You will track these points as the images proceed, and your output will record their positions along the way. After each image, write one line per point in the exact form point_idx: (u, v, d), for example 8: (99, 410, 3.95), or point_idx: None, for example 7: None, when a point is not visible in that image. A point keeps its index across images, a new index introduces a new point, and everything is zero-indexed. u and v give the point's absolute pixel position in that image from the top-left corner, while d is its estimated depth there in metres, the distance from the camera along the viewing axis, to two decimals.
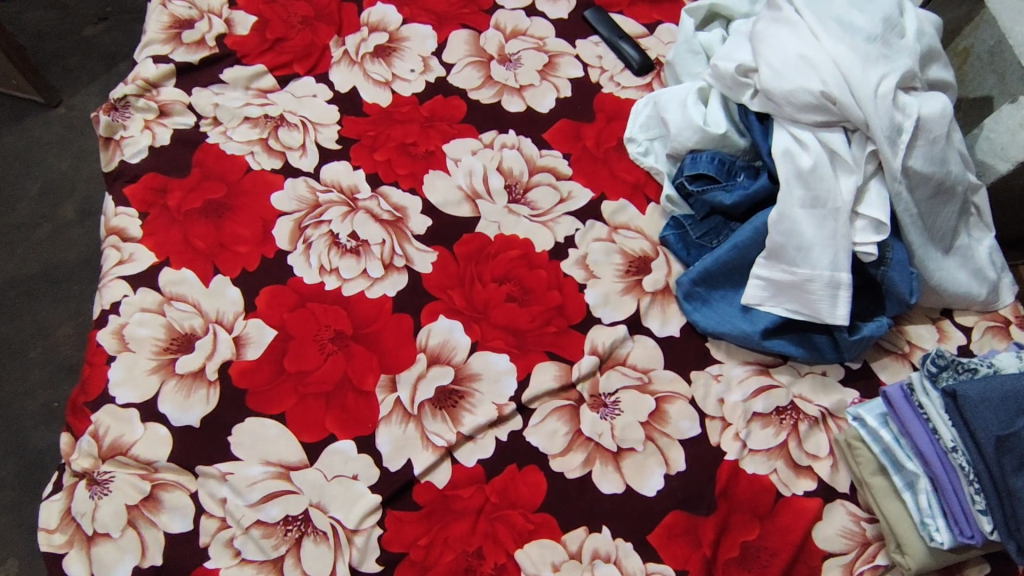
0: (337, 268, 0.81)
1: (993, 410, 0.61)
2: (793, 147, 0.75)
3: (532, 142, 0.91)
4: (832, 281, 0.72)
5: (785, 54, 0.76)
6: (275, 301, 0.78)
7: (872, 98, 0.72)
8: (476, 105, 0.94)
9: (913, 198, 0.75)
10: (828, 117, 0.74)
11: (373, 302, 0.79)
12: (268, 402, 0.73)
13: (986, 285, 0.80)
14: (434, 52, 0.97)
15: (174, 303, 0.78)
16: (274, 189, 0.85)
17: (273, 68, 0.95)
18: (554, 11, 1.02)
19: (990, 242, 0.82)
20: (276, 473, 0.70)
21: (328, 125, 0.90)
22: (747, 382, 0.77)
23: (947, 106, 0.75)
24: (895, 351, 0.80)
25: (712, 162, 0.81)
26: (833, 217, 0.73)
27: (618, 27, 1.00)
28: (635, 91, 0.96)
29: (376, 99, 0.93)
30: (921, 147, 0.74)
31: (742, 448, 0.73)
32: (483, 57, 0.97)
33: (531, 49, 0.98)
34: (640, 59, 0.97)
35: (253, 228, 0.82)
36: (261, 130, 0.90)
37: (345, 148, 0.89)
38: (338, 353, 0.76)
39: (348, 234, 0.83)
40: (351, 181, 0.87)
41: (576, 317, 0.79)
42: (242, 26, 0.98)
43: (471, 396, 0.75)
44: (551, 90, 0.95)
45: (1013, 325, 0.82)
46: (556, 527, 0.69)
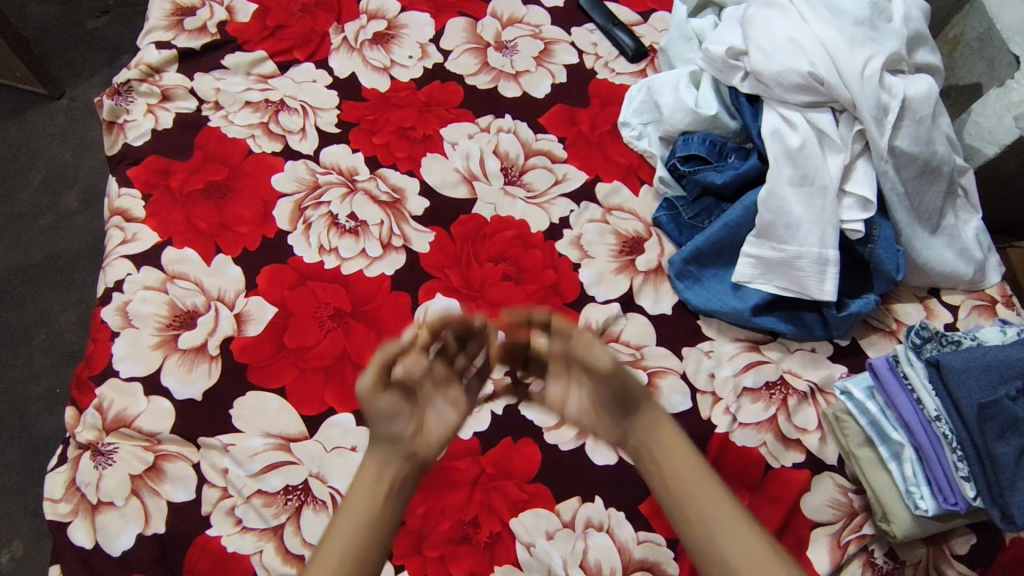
0: (336, 247, 0.82)
1: (975, 378, 0.63)
2: (782, 128, 0.76)
3: (527, 127, 0.93)
4: (821, 258, 0.73)
5: (774, 37, 0.78)
6: (276, 279, 0.80)
7: (858, 79, 0.73)
8: (473, 91, 0.95)
9: (900, 178, 0.77)
10: (816, 97, 0.76)
11: (372, 280, 0.81)
12: (269, 376, 0.74)
13: (972, 265, 0.82)
14: (432, 39, 0.99)
15: (177, 281, 0.79)
16: (275, 171, 0.87)
17: (274, 54, 0.96)
18: None
19: (976, 224, 0.84)
20: (275, 445, 0.71)
21: (328, 109, 0.92)
22: (738, 358, 0.78)
23: (932, 88, 0.77)
24: (883, 329, 0.81)
25: (703, 143, 0.82)
26: (821, 194, 0.74)
27: (613, 15, 1.02)
28: (630, 78, 0.98)
29: (375, 85, 0.95)
30: (906, 127, 0.75)
31: (732, 422, 0.75)
32: (480, 44, 0.99)
33: (527, 36, 1.00)
34: (634, 46, 0.99)
35: (254, 209, 0.84)
36: (262, 114, 0.91)
37: (345, 132, 0.91)
38: (337, 329, 0.77)
39: (347, 215, 0.84)
40: (350, 163, 0.88)
41: (570, 296, 0.81)
42: (243, 14, 1.00)
43: None
44: (547, 76, 0.97)
45: (999, 304, 0.83)
46: (550, 497, 0.70)
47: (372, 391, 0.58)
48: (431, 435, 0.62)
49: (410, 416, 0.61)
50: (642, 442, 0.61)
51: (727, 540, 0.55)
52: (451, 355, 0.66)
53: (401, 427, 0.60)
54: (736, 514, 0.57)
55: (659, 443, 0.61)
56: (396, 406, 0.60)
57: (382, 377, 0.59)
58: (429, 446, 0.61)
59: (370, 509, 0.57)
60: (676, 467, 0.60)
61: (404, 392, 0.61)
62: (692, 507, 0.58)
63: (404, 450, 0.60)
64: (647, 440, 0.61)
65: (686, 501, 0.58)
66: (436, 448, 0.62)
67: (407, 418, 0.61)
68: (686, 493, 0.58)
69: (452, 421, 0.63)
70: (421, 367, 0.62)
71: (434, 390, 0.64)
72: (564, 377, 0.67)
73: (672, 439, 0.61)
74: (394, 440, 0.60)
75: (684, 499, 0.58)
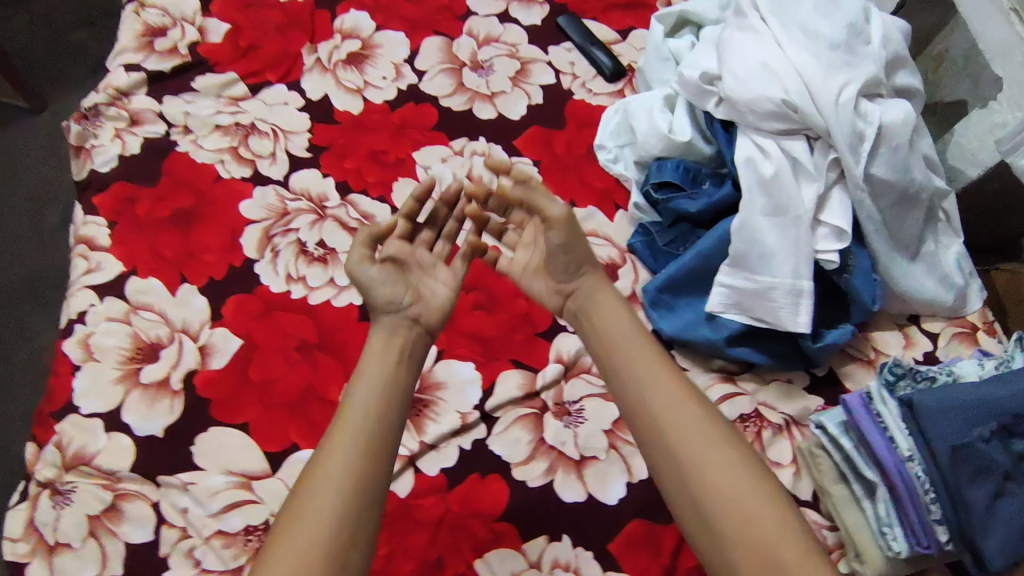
0: (304, 276, 0.81)
1: (950, 419, 0.62)
2: (755, 156, 0.74)
3: (502, 150, 0.91)
4: (794, 289, 0.72)
5: (747, 63, 0.75)
6: (242, 310, 0.79)
7: (833, 106, 0.71)
8: (447, 112, 0.94)
9: (877, 206, 0.75)
10: (789, 124, 0.73)
11: (340, 310, 0.79)
12: (232, 411, 0.73)
13: (953, 291, 0.81)
14: (407, 59, 0.98)
15: (141, 312, 0.78)
16: (243, 197, 0.85)
17: (245, 76, 0.95)
18: (527, 17, 1.02)
19: (957, 248, 0.83)
20: (237, 483, 0.70)
21: (299, 133, 0.91)
22: (712, 390, 0.77)
23: (910, 114, 0.74)
24: (860, 358, 0.80)
25: (677, 169, 0.81)
26: (795, 225, 0.72)
27: (591, 34, 1.00)
28: (607, 98, 0.96)
29: (347, 106, 0.93)
30: (884, 154, 0.73)
31: None
32: (455, 64, 0.98)
33: (504, 55, 0.99)
34: (612, 65, 0.97)
35: (221, 237, 0.83)
36: (231, 138, 0.90)
37: (315, 156, 0.89)
38: (303, 362, 0.76)
39: (316, 242, 0.83)
40: (320, 189, 0.87)
41: (542, 326, 0.80)
42: (216, 35, 0.99)
43: (435, 404, 0.75)
44: (522, 97, 0.95)
45: (981, 332, 0.82)
46: (516, 536, 0.69)
47: (363, 266, 0.70)
48: (431, 306, 0.72)
49: (403, 287, 0.71)
50: (581, 306, 0.73)
51: (651, 383, 0.66)
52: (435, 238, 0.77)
53: (397, 295, 0.71)
54: (662, 364, 0.67)
55: (597, 307, 0.72)
56: (387, 276, 0.71)
57: (370, 254, 0.72)
58: (430, 311, 0.72)
59: (386, 362, 0.66)
60: (610, 325, 0.71)
61: (396, 266, 0.72)
62: (618, 356, 0.69)
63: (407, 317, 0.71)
64: (588, 309, 0.73)
65: (615, 351, 0.69)
66: (438, 315, 0.73)
67: (403, 291, 0.71)
68: (615, 351, 0.69)
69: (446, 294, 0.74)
70: (404, 247, 0.73)
71: (424, 271, 0.74)
72: (530, 242, 0.77)
73: (608, 301, 0.72)
74: (393, 305, 0.70)
75: (617, 351, 0.69)
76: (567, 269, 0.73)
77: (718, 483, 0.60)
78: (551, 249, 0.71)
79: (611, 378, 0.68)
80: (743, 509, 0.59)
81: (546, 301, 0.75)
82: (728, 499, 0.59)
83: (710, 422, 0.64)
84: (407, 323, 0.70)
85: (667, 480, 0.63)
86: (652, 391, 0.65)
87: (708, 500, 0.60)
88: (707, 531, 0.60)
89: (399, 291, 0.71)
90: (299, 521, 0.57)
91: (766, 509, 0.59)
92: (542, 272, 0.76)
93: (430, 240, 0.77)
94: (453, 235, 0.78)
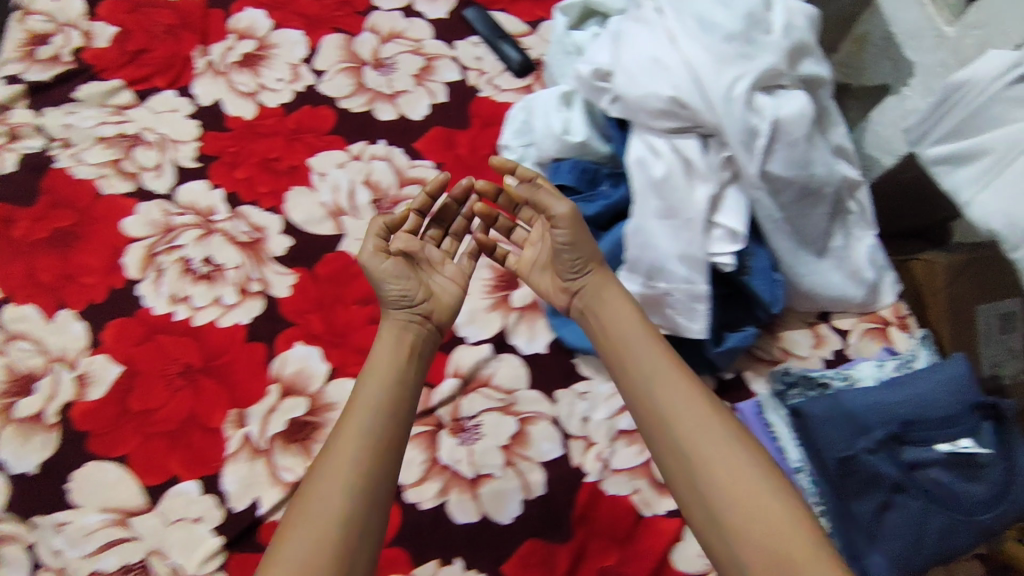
0: (189, 295, 0.78)
1: (838, 428, 0.60)
2: (647, 156, 0.71)
3: (402, 152, 0.87)
4: (690, 294, 0.69)
5: (638, 57, 0.71)
6: (122, 335, 0.76)
7: (722, 103, 0.67)
8: (346, 115, 0.90)
9: (776, 204, 0.71)
10: (680, 122, 0.70)
11: (225, 331, 0.76)
12: (110, 444, 0.71)
13: (863, 287, 0.78)
14: (304, 59, 0.93)
15: (17, 342, 0.75)
16: (126, 214, 0.82)
17: (132, 83, 0.91)
18: (431, 11, 0.98)
19: (870, 242, 0.79)
20: (114, 520, 0.67)
21: (187, 142, 0.87)
22: (614, 399, 0.76)
23: (807, 107, 0.70)
24: (768, 360, 0.78)
25: (572, 171, 0.77)
26: (688, 227, 0.69)
27: (498, 26, 0.96)
28: (514, 95, 0.92)
29: (239, 112, 0.89)
30: (780, 150, 0.69)
31: (603, 469, 0.72)
32: (356, 63, 0.93)
33: (407, 52, 0.94)
34: (520, 59, 0.93)
35: (101, 257, 0.79)
36: (115, 150, 0.85)
37: (205, 166, 0.85)
38: (184, 389, 0.74)
39: (202, 259, 0.80)
40: (208, 202, 0.83)
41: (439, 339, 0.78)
42: (102, 39, 0.94)
43: (324, 427, 0.72)
44: (425, 96, 0.91)
45: (892, 327, 0.80)
46: (406, 562, 0.67)
47: (376, 258, 0.67)
48: (441, 306, 0.70)
49: (414, 283, 0.68)
50: (586, 300, 0.69)
51: (662, 384, 0.62)
52: (438, 238, 0.76)
53: (410, 290, 0.68)
54: (674, 364, 0.63)
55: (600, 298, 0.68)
56: (399, 270, 0.68)
57: (383, 245, 0.68)
58: (442, 310, 0.69)
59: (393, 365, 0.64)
60: (614, 316, 0.67)
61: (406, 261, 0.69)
62: (624, 346, 0.65)
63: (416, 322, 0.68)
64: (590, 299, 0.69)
65: (620, 342, 0.66)
66: (448, 313, 0.70)
67: (416, 286, 0.68)
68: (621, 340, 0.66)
69: (455, 294, 0.71)
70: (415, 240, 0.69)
71: (433, 267, 0.71)
72: (539, 240, 0.73)
73: (615, 295, 0.68)
74: (405, 305, 0.67)
75: (626, 350, 0.65)
76: (575, 264, 0.68)
77: (732, 485, 0.56)
78: (557, 247, 0.66)
79: (621, 377, 0.64)
80: (757, 511, 0.54)
81: (554, 300, 0.71)
82: (743, 503, 0.55)
83: (724, 423, 0.59)
84: (418, 319, 0.68)
85: (682, 487, 0.58)
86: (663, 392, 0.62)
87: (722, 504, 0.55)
88: (722, 535, 0.55)
89: (412, 286, 0.68)
90: (289, 539, 0.53)
91: (784, 508, 0.54)
92: (550, 269, 0.72)
93: (437, 238, 0.76)
94: (460, 232, 0.77)
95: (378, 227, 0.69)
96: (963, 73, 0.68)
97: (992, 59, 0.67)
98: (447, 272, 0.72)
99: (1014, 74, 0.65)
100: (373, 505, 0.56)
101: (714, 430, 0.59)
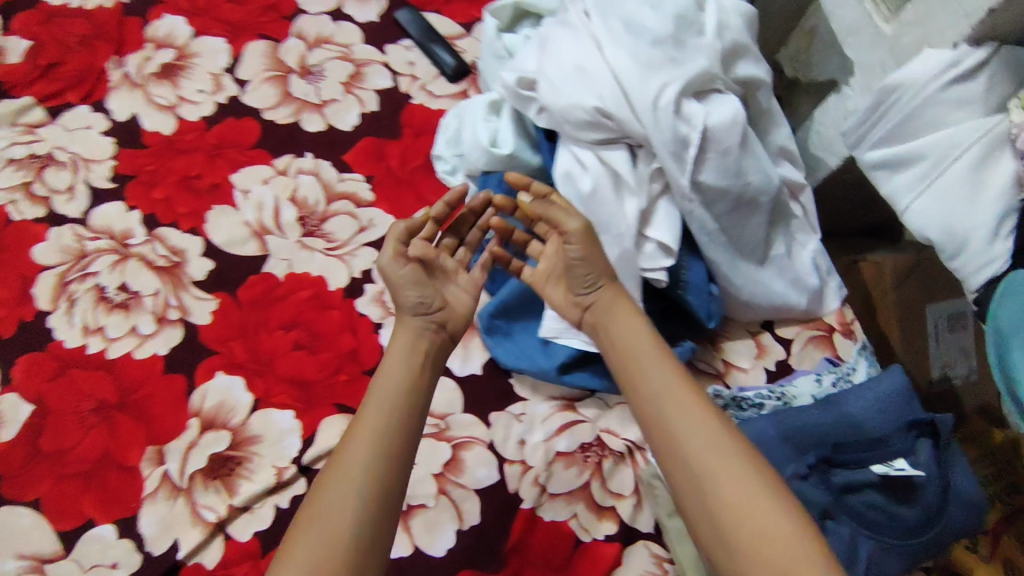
0: (103, 326, 0.74)
1: (770, 452, 0.59)
2: (574, 170, 0.68)
3: (330, 165, 0.83)
4: None
5: (561, 66, 0.68)
6: (33, 370, 0.72)
7: (649, 112, 0.64)
8: (271, 127, 0.85)
9: (710, 214, 0.69)
10: (607, 133, 0.67)
11: (142, 363, 0.73)
12: (21, 488, 0.67)
13: (806, 294, 0.76)
14: (227, 68, 0.89)
15: None
16: (37, 241, 0.78)
17: (43, 99, 0.86)
18: (362, 14, 0.94)
19: (814, 246, 0.77)
20: (26, 569, 0.64)
21: (101, 161, 0.82)
22: (551, 420, 0.73)
23: (739, 113, 0.67)
24: (710, 372, 0.75)
25: (501, 186, 0.74)
26: (618, 243, 0.66)
27: (431, 29, 0.92)
28: (448, 101, 0.88)
29: (157, 126, 0.85)
30: (711, 159, 0.66)
31: (540, 494, 0.69)
32: (282, 71, 0.89)
33: (335, 58, 0.90)
34: (454, 64, 0.89)
35: (10, 288, 0.75)
36: (25, 172, 0.81)
37: (120, 186, 0.81)
38: (99, 426, 0.70)
39: (117, 287, 0.76)
40: (124, 225, 0.79)
41: (370, 362, 0.75)
42: (12, 52, 0.89)
43: (249, 461, 0.70)
44: (355, 105, 0.87)
45: (836, 334, 0.77)
46: None
47: (394, 263, 0.65)
48: (456, 319, 0.67)
49: (432, 290, 0.66)
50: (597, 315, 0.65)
51: (671, 400, 0.57)
52: (452, 249, 0.72)
53: (427, 296, 0.66)
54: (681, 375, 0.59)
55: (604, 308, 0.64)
56: (415, 276, 0.66)
57: (401, 250, 0.66)
58: (457, 321, 0.67)
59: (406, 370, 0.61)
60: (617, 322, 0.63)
61: (423, 268, 0.67)
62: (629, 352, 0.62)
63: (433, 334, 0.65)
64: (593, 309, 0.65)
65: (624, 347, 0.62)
66: (463, 323, 0.68)
67: (432, 293, 0.66)
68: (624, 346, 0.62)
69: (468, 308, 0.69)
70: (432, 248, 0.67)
71: (447, 276, 0.69)
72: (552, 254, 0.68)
73: (626, 309, 0.63)
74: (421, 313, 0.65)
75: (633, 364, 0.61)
76: (584, 278, 0.64)
77: (742, 506, 0.50)
78: (569, 262, 0.64)
79: (630, 395, 0.60)
80: (770, 538, 0.48)
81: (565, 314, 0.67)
82: (754, 528, 0.49)
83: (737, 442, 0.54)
84: (434, 327, 0.65)
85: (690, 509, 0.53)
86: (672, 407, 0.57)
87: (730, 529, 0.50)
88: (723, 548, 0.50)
89: (429, 293, 0.66)
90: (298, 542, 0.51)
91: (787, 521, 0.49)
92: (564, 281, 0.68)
93: (452, 247, 0.71)
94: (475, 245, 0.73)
95: (400, 229, 0.67)
96: (898, 75, 0.64)
97: (928, 58, 0.63)
98: (461, 282, 0.69)
99: (950, 74, 0.61)
100: (367, 546, 0.52)
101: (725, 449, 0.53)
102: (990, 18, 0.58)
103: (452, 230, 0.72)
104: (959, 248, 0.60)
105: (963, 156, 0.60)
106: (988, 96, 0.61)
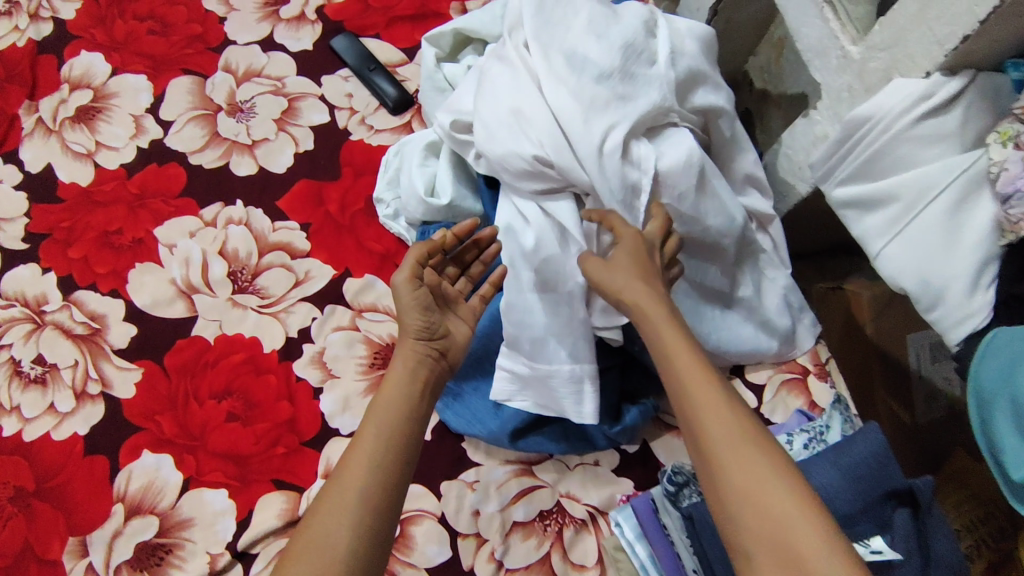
0: (18, 405, 0.69)
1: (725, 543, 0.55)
2: (516, 223, 0.64)
3: (263, 214, 0.77)
4: (574, 375, 0.62)
5: (496, 109, 0.63)
6: None
7: (593, 160, 0.58)
8: (197, 172, 0.79)
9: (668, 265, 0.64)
10: (549, 183, 0.62)
11: (61, 444, 0.67)
12: None
13: (777, 337, 0.70)
14: (149, 109, 0.83)
15: None
16: None
17: None
18: (295, 42, 0.87)
19: (784, 282, 0.71)
20: None
21: (14, 219, 0.77)
22: (507, 487, 0.67)
23: (694, 152, 0.61)
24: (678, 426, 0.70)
25: None
26: (567, 301, 0.62)
27: (370, 57, 0.85)
28: (390, 135, 0.82)
29: (74, 178, 0.79)
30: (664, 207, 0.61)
31: (497, 571, 0.64)
32: (209, 109, 0.82)
33: (267, 93, 0.83)
34: (396, 95, 0.83)
35: None
36: None
37: (33, 247, 0.75)
38: (17, 516, 0.64)
39: (32, 359, 0.70)
40: (39, 289, 0.73)
41: (309, 433, 0.68)
42: None
43: (179, 549, 0.63)
44: (288, 144, 0.81)
45: (811, 376, 0.72)
46: None
47: (409, 285, 0.58)
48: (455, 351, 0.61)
49: (438, 317, 0.60)
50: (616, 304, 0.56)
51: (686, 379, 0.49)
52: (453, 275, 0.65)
53: (434, 323, 0.59)
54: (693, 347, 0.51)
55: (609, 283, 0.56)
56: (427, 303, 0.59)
57: (418, 272, 0.59)
58: (457, 353, 0.61)
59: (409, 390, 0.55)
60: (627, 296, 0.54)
61: (434, 294, 0.60)
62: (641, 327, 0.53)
63: (436, 366, 0.58)
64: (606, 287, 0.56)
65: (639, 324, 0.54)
66: (461, 356, 0.61)
67: (439, 319, 0.60)
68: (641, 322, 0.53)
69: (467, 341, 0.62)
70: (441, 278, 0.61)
71: (449, 304, 0.62)
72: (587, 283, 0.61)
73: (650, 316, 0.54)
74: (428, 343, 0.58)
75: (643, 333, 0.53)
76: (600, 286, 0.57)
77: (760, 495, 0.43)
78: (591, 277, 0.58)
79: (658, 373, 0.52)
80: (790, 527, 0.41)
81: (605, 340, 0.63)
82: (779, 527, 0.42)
83: (765, 440, 0.45)
84: (435, 355, 0.58)
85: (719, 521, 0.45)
86: (691, 394, 0.48)
87: (758, 540, 0.42)
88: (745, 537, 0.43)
89: (436, 320, 0.59)
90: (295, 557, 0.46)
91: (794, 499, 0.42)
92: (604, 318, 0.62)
93: (452, 275, 0.65)
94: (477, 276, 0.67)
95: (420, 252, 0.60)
96: (865, 107, 0.58)
97: (897, 87, 0.57)
98: (463, 312, 0.63)
99: (921, 108, 0.55)
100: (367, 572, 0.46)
101: (749, 447, 0.45)
102: (964, 45, 0.51)
103: (456, 258, 0.65)
104: (935, 299, 0.55)
105: (937, 199, 0.55)
106: (964, 130, 0.55)
